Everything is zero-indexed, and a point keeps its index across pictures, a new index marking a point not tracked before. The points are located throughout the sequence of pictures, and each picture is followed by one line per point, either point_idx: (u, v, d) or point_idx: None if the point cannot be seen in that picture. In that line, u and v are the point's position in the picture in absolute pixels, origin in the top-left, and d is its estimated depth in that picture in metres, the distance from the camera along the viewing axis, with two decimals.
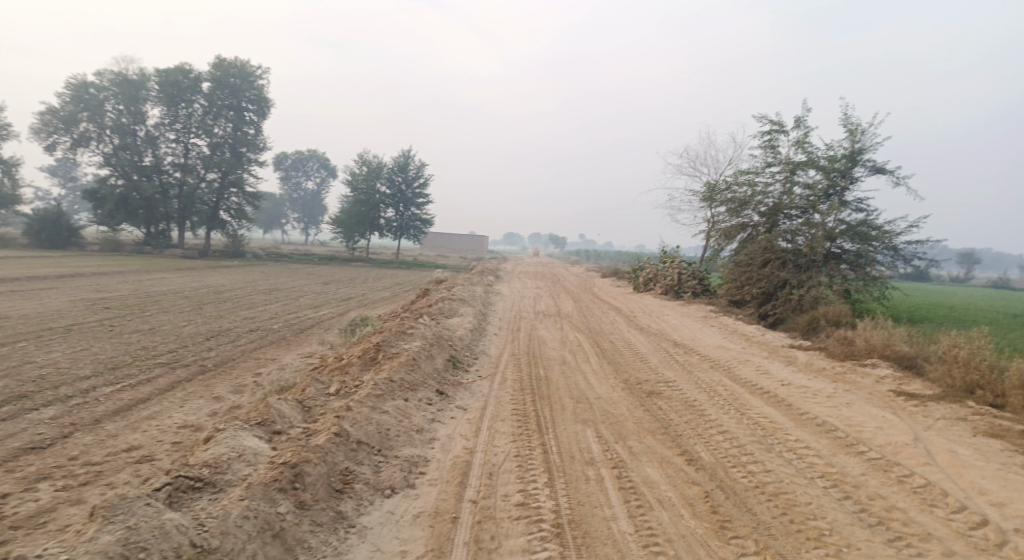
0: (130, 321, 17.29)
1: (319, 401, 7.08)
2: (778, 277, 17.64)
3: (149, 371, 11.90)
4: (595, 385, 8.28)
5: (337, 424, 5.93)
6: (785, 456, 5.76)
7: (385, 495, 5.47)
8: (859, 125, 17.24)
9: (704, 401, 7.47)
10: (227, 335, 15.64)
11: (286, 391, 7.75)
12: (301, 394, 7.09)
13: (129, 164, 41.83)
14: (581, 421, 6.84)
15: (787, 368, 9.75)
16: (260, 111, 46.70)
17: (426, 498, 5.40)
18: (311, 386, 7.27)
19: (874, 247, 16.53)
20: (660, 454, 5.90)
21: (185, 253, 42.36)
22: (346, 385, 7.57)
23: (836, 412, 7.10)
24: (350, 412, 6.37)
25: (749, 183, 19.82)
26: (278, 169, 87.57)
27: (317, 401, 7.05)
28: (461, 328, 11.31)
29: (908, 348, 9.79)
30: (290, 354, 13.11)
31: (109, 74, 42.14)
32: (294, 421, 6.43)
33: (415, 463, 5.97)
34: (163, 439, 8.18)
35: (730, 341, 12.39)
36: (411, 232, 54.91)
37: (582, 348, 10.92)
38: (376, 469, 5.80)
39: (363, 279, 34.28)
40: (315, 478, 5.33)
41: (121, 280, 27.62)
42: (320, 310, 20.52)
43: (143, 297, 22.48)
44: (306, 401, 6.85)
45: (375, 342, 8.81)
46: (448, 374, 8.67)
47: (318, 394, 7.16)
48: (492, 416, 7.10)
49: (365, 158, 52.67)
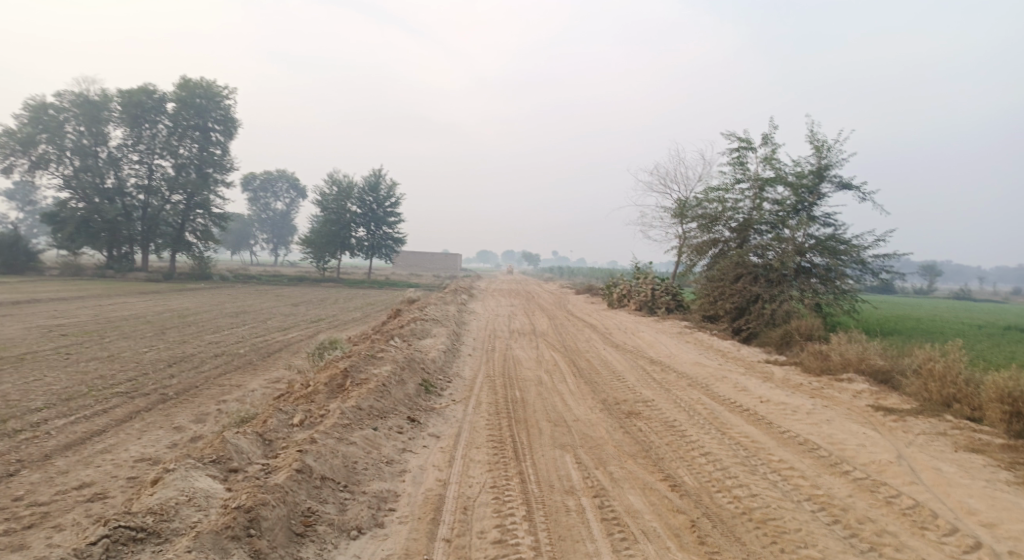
0: (88, 348, 16.57)
1: (283, 433, 6.72)
2: (750, 291, 17.72)
3: (105, 401, 11.32)
4: (573, 407, 8.07)
5: (298, 460, 5.57)
6: (770, 479, 5.60)
7: (352, 536, 5.11)
8: (824, 142, 17.54)
9: (683, 420, 7.30)
10: (190, 361, 15.06)
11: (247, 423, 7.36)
12: (263, 425, 6.73)
13: (91, 186, 40.95)
14: (559, 446, 6.60)
15: (765, 384, 9.67)
16: (226, 131, 45.96)
17: (397, 538, 5.07)
18: (273, 416, 6.91)
19: (844, 261, 16.71)
20: (642, 480, 5.69)
21: (149, 277, 41.20)
22: (312, 415, 7.22)
23: (817, 429, 6.99)
24: (314, 445, 6.03)
25: (719, 199, 19.99)
26: (246, 190, 86.19)
27: (280, 434, 6.68)
28: (434, 350, 11.03)
29: (883, 362, 9.80)
30: (257, 380, 12.63)
31: (69, 94, 41.06)
32: (251, 457, 6.05)
33: (384, 499, 5.65)
34: (118, 475, 7.70)
35: (706, 357, 12.30)
36: (383, 252, 54.35)
37: (558, 368, 10.71)
38: (342, 507, 5.44)
39: (333, 299, 33.71)
40: (273, 521, 4.95)
41: (81, 305, 26.63)
42: (289, 332, 19.97)
43: (103, 323, 21.64)
44: (266, 434, 6.48)
45: (343, 367, 8.47)
46: (420, 399, 8.38)
47: (281, 425, 6.80)
48: (467, 443, 6.82)
49: (335, 177, 52.08)
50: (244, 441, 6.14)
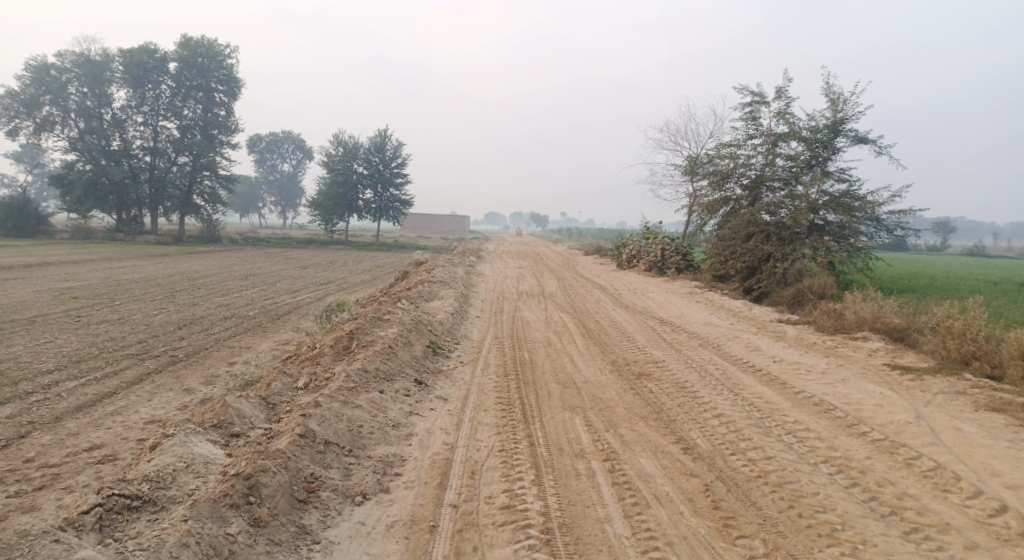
0: (98, 311, 16.61)
1: (287, 397, 6.66)
2: (762, 250, 17.42)
3: (116, 363, 11.35)
4: (581, 368, 7.96)
5: (299, 425, 5.53)
6: (785, 441, 5.47)
7: (356, 502, 5.06)
8: (841, 94, 16.95)
9: (695, 381, 7.18)
10: (200, 323, 15.08)
11: (251, 386, 7.31)
12: (266, 389, 6.68)
13: (97, 148, 40.60)
14: (568, 408, 6.50)
15: (778, 343, 9.52)
16: (230, 91, 45.30)
17: (402, 504, 5.01)
18: (277, 380, 6.85)
19: (858, 218, 16.33)
20: (654, 443, 5.59)
21: (159, 240, 41.26)
22: (317, 378, 7.15)
23: (832, 389, 6.85)
24: (319, 408, 5.97)
25: (731, 156, 19.49)
26: (252, 151, 85.60)
27: (284, 398, 6.63)
28: (441, 312, 10.93)
29: (898, 320, 9.61)
30: (265, 342, 12.63)
31: (70, 55, 40.45)
32: (253, 422, 6.02)
33: (390, 463, 5.59)
34: (128, 437, 7.71)
35: (717, 317, 12.13)
36: (390, 213, 54.07)
37: (567, 329, 10.60)
38: (347, 472, 5.41)
39: (342, 261, 33.66)
40: (273, 487, 4.90)
41: (91, 268, 26.71)
42: (298, 294, 19.94)
43: (113, 286, 21.71)
44: (269, 398, 6.43)
45: (348, 329, 8.38)
46: (427, 361, 8.29)
47: (285, 389, 6.74)
48: (474, 406, 6.73)
49: (340, 138, 51.47)
50: (246, 406, 6.10)
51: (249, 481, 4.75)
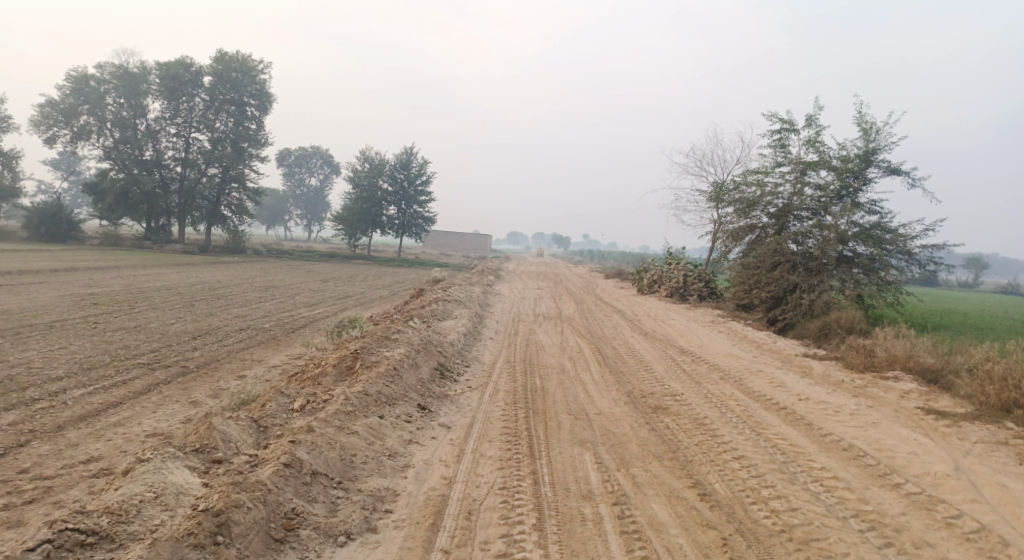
0: (116, 318, 16.66)
1: (281, 420, 6.41)
2: (788, 280, 16.92)
3: (125, 371, 11.26)
4: (595, 399, 7.61)
5: (283, 453, 5.26)
6: (811, 491, 5.07)
7: (338, 542, 4.77)
8: (874, 124, 16.52)
9: (714, 417, 6.79)
10: (214, 334, 15.02)
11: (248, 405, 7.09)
12: (261, 410, 6.45)
13: (130, 158, 41.43)
14: (578, 442, 6.17)
15: (803, 379, 9.07)
16: (261, 106, 46.08)
17: (390, 547, 4.71)
18: (272, 401, 6.62)
19: (889, 251, 15.80)
20: (669, 487, 5.22)
21: (185, 249, 41.79)
22: (314, 400, 6.91)
23: (862, 433, 6.42)
24: (309, 437, 5.71)
25: (758, 183, 19.11)
26: (281, 165, 87.04)
27: (278, 420, 6.38)
28: (453, 332, 10.67)
29: (932, 360, 9.12)
30: (277, 356, 12.48)
31: (110, 67, 41.62)
32: (238, 447, 5.77)
33: (381, 499, 5.30)
34: (127, 450, 7.54)
35: (740, 348, 11.69)
36: (413, 230, 54.23)
37: (582, 355, 10.26)
38: (332, 508, 5.13)
39: (362, 277, 33.66)
40: (246, 524, 4.63)
41: (116, 274, 27.03)
42: (314, 308, 19.86)
43: (134, 293, 21.88)
44: (261, 420, 6.19)
45: (353, 349, 8.14)
46: (433, 385, 8.02)
47: (279, 411, 6.50)
48: (478, 436, 6.44)
49: (367, 154, 51.95)
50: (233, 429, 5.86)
51: (218, 518, 4.48)
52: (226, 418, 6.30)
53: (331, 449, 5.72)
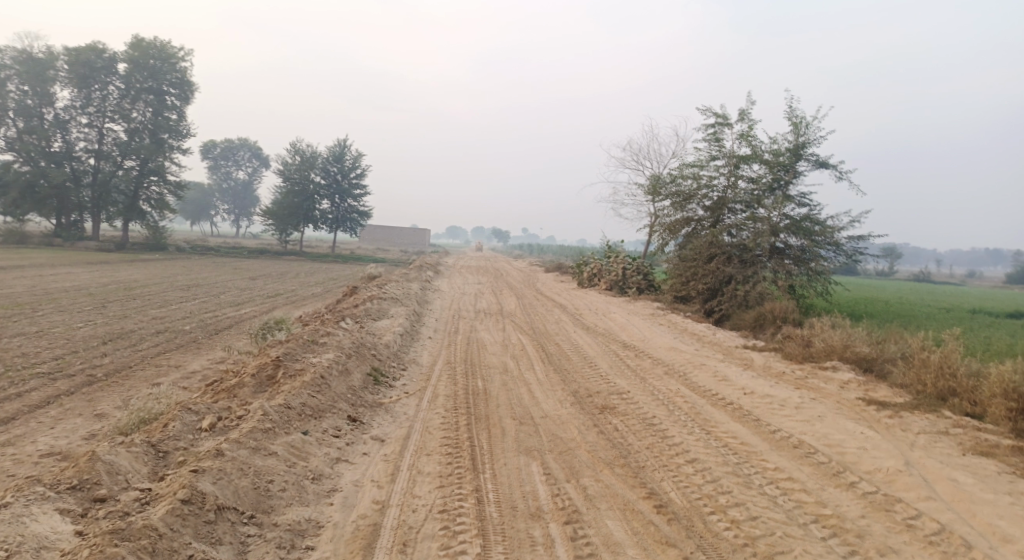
0: (15, 323, 15.13)
1: (186, 441, 5.72)
2: (723, 272, 17.14)
3: (21, 383, 10.09)
4: (540, 400, 7.26)
5: (180, 488, 4.60)
6: (768, 496, 4.88)
7: None
8: (803, 119, 16.90)
9: (662, 416, 6.57)
10: (128, 338, 13.83)
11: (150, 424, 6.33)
12: (162, 431, 5.73)
13: (36, 149, 38.30)
14: (524, 451, 5.80)
15: (746, 372, 9.02)
16: (183, 95, 43.47)
17: None
18: (177, 419, 5.91)
19: (818, 243, 16.22)
20: (622, 499, 4.92)
21: (100, 246, 39.00)
22: (228, 416, 6.25)
23: (809, 428, 6.35)
24: (217, 464, 5.07)
25: (693, 176, 19.29)
26: (206, 158, 83.00)
27: (182, 442, 5.69)
28: (388, 333, 10.11)
29: (868, 350, 9.27)
30: (198, 361, 11.57)
31: (11, 51, 38.33)
32: (130, 478, 5.04)
33: (302, 533, 4.75)
34: (16, 475, 6.65)
35: (682, 342, 11.62)
36: (347, 225, 52.72)
37: (525, 353, 9.90)
38: (241, 549, 4.52)
39: (295, 274, 32.27)
40: None
41: (19, 275, 24.81)
42: (242, 308, 18.73)
43: (38, 295, 20.06)
44: (160, 445, 5.48)
45: (274, 356, 7.48)
46: (366, 392, 7.48)
47: (184, 431, 5.80)
48: (416, 450, 5.97)
49: (298, 146, 50.00)
50: (123, 457, 5.12)
51: None
52: (120, 442, 5.55)
53: (245, 476, 5.12)
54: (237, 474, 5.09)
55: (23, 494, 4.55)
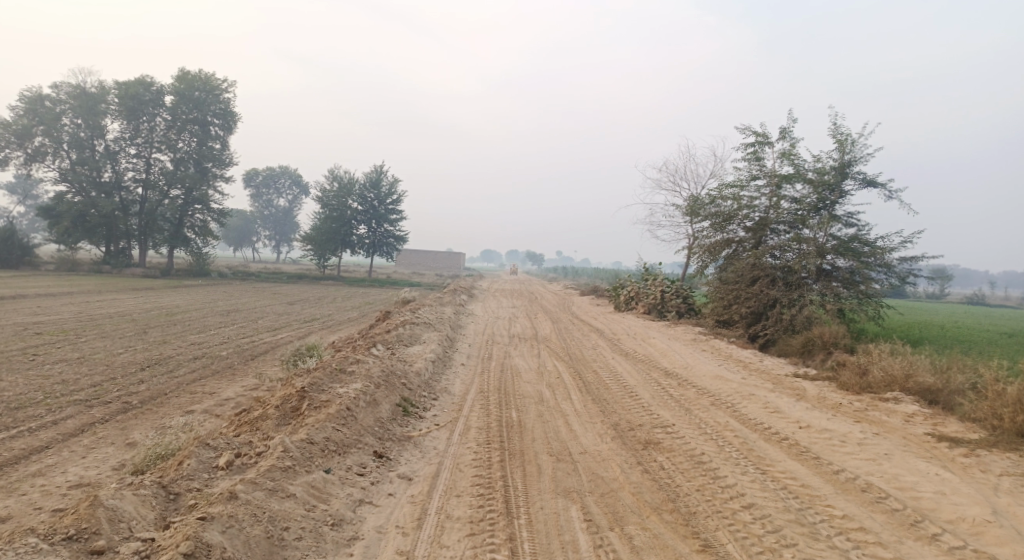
0: (59, 349, 15.39)
1: (200, 481, 5.48)
2: (768, 296, 16.44)
3: (58, 410, 10.11)
4: (577, 434, 6.84)
5: (182, 541, 4.31)
6: (839, 551, 4.39)
7: None
8: (849, 136, 16.24)
9: (710, 452, 6.09)
10: (165, 364, 13.89)
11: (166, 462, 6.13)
12: (177, 470, 5.51)
13: (88, 180, 39.76)
14: (563, 493, 5.41)
15: (798, 403, 8.44)
16: (226, 125, 44.74)
17: None
18: (192, 456, 5.68)
19: (868, 264, 15.45)
20: (673, 552, 4.48)
21: (146, 273, 40.07)
22: (247, 452, 6.01)
23: (875, 467, 5.80)
24: (227, 511, 4.80)
25: (733, 197, 18.72)
26: (248, 186, 85.38)
27: (197, 482, 5.44)
28: (420, 360, 9.83)
29: (933, 380, 8.59)
30: (231, 388, 11.47)
31: (66, 86, 40.04)
32: (137, 523, 4.80)
33: None
34: (43, 508, 6.55)
35: (728, 369, 11.03)
36: (384, 250, 53.17)
37: (562, 382, 9.48)
38: None
39: (332, 298, 32.49)
40: None
41: (68, 302, 25.52)
42: (278, 333, 18.78)
43: (84, 321, 20.50)
44: (171, 486, 5.24)
45: (299, 387, 7.26)
46: (395, 425, 7.19)
47: (199, 470, 5.56)
48: (445, 490, 5.64)
49: (336, 173, 50.94)
50: (129, 502, 4.89)
51: None
52: (133, 482, 5.33)
53: (259, 523, 4.84)
54: (251, 521, 4.81)
55: (18, 546, 4.32)
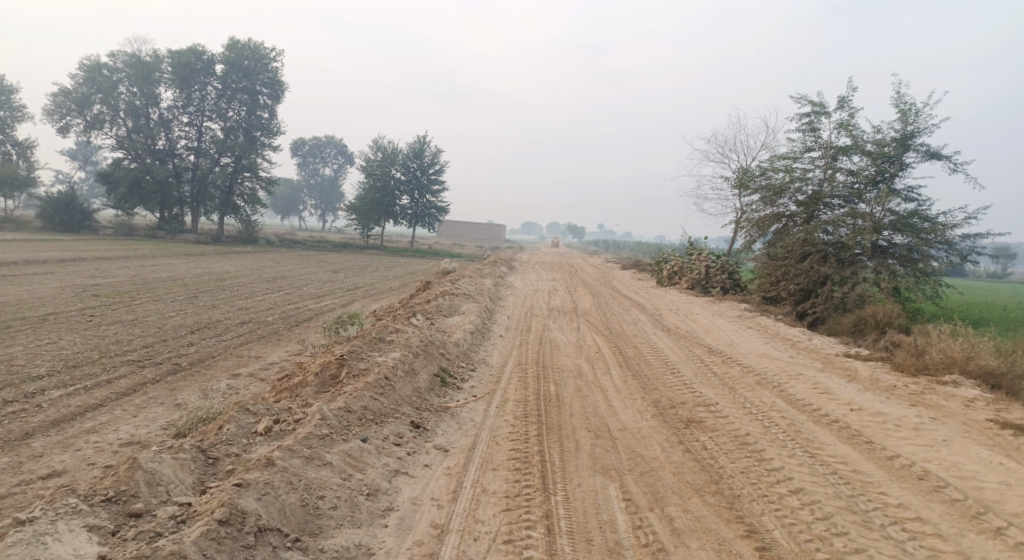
0: (114, 311, 15.97)
1: (239, 446, 5.57)
2: (818, 272, 15.82)
3: (112, 369, 10.50)
4: (617, 410, 6.71)
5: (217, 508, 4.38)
6: (894, 541, 4.23)
7: None
8: (913, 105, 15.32)
9: (756, 433, 5.88)
10: (214, 327, 14.27)
11: (206, 426, 6.26)
12: (216, 434, 5.62)
13: (143, 147, 40.91)
14: (601, 470, 5.31)
15: (849, 384, 8.10)
16: (274, 94, 45.28)
17: None
18: (231, 420, 5.78)
19: (929, 241, 14.68)
20: (717, 537, 4.38)
21: (198, 239, 41.28)
22: (285, 419, 6.09)
23: (933, 452, 5.52)
24: (263, 478, 4.87)
25: (786, 169, 17.97)
26: (295, 155, 86.74)
27: (235, 447, 5.54)
28: (459, 331, 9.80)
29: (996, 363, 8.12)
30: (275, 353, 11.71)
31: (123, 55, 41.02)
32: (175, 486, 4.90)
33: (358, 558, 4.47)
34: (95, 464, 6.82)
35: (774, 347, 10.68)
36: (426, 220, 53.45)
37: (601, 356, 9.33)
38: None
39: (374, 267, 32.86)
40: None
41: (124, 265, 26.47)
42: (322, 300, 19.11)
43: (139, 284, 21.26)
44: (209, 451, 5.33)
45: (338, 355, 7.30)
46: (432, 395, 7.18)
47: (238, 435, 5.66)
48: (481, 463, 5.61)
49: (379, 143, 51.18)
50: (167, 465, 5.00)
51: None
52: (174, 445, 5.45)
53: (294, 491, 4.89)
54: (287, 488, 4.87)
55: (58, 507, 4.44)
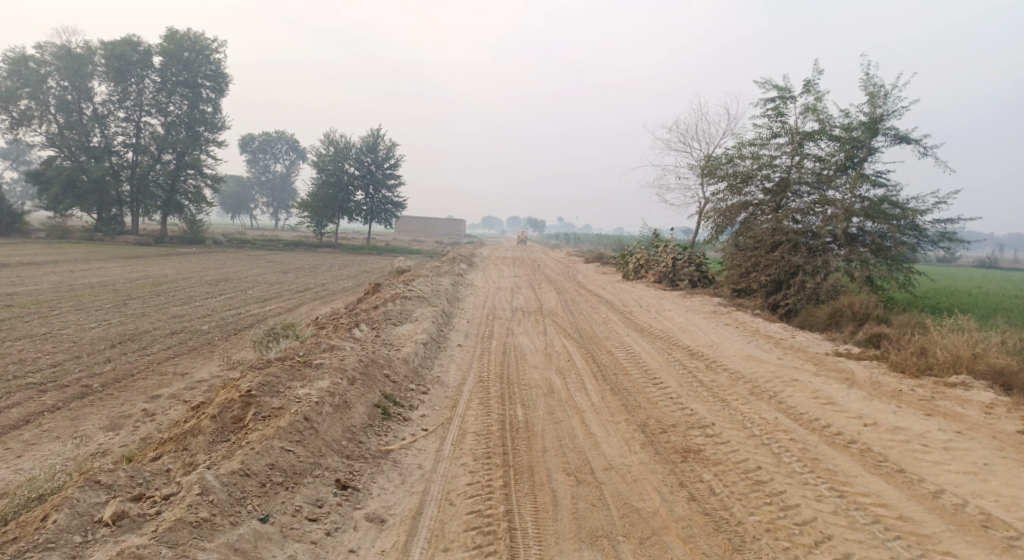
0: (26, 324, 14.09)
1: (73, 543, 4.29)
2: (789, 262, 15.07)
3: (5, 396, 8.89)
4: (598, 441, 5.70)
5: None
6: None
7: None
8: (881, 88, 14.72)
9: (768, 468, 5.13)
10: (140, 340, 12.63)
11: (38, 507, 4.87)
12: (46, 529, 4.29)
13: (76, 144, 38.05)
14: (586, 544, 4.36)
15: (852, 389, 7.27)
16: (217, 88, 42.82)
17: None
18: (64, 506, 4.48)
19: (901, 228, 14.06)
20: None
21: (139, 241, 38.64)
22: (150, 493, 4.82)
23: (983, 486, 4.82)
24: None
25: (752, 155, 17.23)
26: (245, 151, 83.31)
27: (63, 549, 4.23)
28: (408, 342, 8.56)
29: (1008, 361, 7.40)
30: (206, 370, 10.24)
31: (51, 47, 37.95)
32: None
33: None
34: None
35: (757, 347, 9.81)
36: (382, 216, 51.69)
37: (572, 366, 8.24)
38: None
39: (328, 266, 31.09)
40: None
41: (50, 271, 24.14)
42: (266, 305, 17.50)
43: (62, 292, 19.20)
44: None
45: (244, 391, 6.06)
46: (369, 436, 6.02)
47: (73, 528, 4.35)
48: (430, 541, 4.55)
49: (331, 137, 49.10)
50: None
51: None
52: None
53: None
54: None
55: None
